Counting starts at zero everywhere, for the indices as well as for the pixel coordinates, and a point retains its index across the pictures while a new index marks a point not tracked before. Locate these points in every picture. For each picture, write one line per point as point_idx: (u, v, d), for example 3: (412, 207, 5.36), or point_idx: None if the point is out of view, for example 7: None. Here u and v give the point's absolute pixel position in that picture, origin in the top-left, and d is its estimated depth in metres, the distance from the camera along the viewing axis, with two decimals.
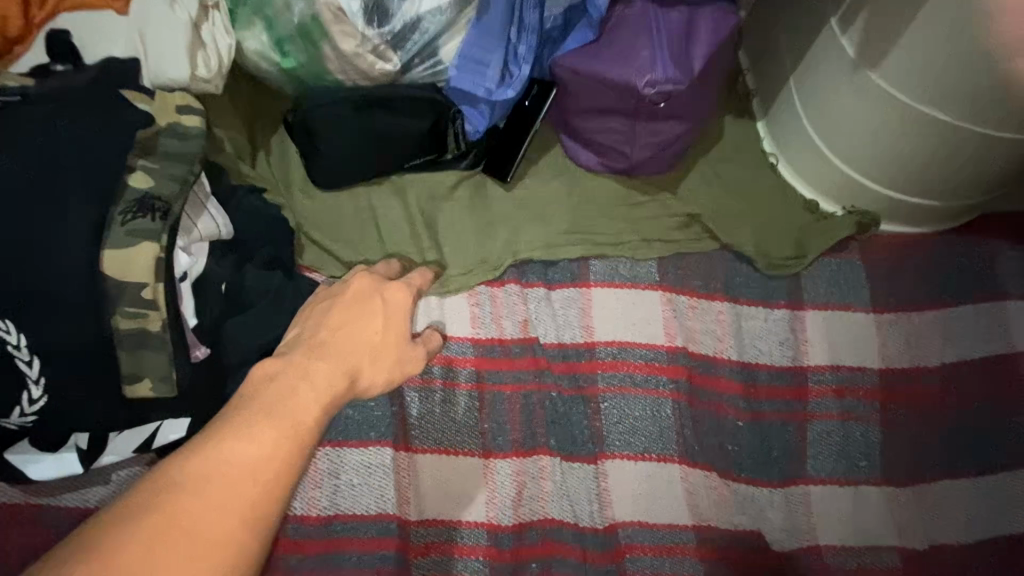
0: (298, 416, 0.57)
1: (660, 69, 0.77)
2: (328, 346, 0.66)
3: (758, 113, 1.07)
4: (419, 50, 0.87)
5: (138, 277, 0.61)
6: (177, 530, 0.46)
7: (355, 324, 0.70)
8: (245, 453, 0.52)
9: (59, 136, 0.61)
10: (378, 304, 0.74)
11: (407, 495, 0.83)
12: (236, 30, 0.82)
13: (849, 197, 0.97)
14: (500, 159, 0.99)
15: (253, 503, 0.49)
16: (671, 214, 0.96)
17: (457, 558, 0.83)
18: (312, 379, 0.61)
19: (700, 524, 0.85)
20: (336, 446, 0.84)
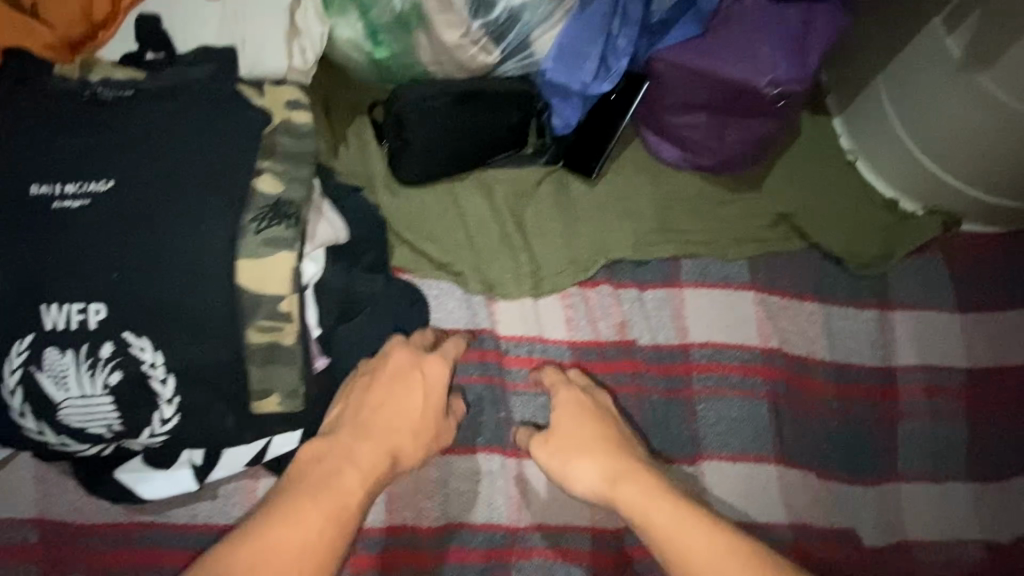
0: (342, 498, 0.57)
1: (783, 67, 0.78)
2: (369, 431, 0.63)
3: (832, 108, 1.05)
4: (516, 44, 0.83)
5: (274, 289, 0.57)
6: None
7: (393, 404, 0.66)
8: (289, 539, 0.53)
9: (185, 139, 0.56)
10: (418, 381, 0.68)
11: (517, 501, 0.83)
12: (329, 16, 0.77)
13: (931, 197, 0.98)
14: (585, 154, 0.96)
15: None
16: (760, 213, 0.96)
17: (565, 561, 0.83)
18: (357, 461, 0.61)
19: (796, 522, 0.86)
20: (443, 457, 0.83)
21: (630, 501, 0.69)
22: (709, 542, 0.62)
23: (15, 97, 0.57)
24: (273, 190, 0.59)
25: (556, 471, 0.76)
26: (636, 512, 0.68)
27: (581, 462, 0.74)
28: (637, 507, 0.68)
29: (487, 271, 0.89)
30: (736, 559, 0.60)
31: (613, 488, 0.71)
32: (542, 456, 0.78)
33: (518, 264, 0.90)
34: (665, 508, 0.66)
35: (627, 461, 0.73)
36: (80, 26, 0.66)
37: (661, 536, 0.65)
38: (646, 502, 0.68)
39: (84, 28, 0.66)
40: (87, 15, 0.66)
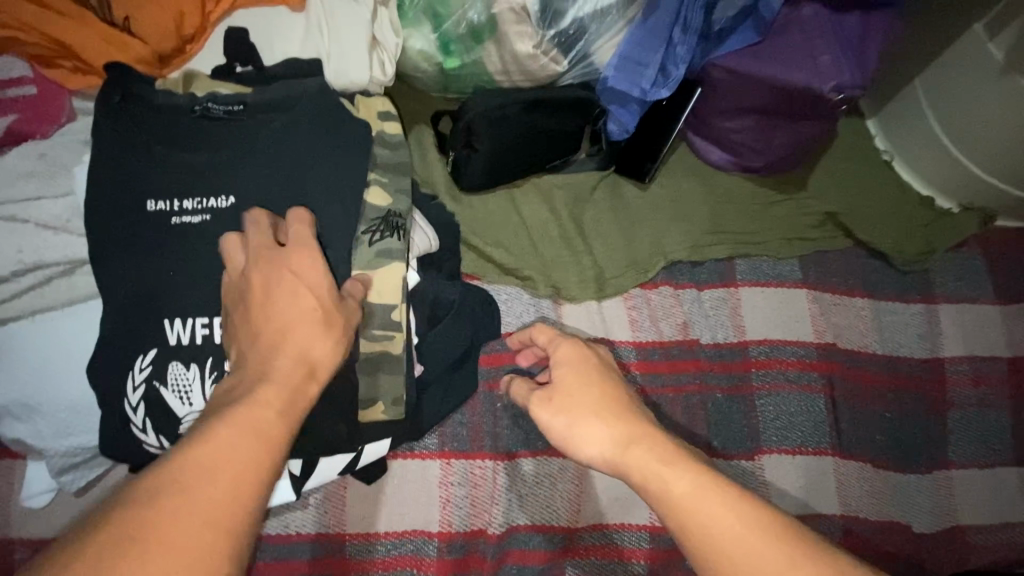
0: (259, 416, 0.45)
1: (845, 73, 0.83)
2: (272, 348, 0.49)
3: (866, 111, 1.10)
4: (581, 53, 0.85)
5: (388, 300, 0.62)
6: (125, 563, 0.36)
7: (281, 304, 0.51)
8: (194, 466, 0.40)
9: (303, 158, 0.60)
10: (317, 289, 0.52)
11: (578, 501, 0.79)
12: (403, 28, 0.78)
13: (967, 195, 1.02)
14: (638, 160, 0.98)
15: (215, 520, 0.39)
16: (808, 213, 1.00)
17: (621, 562, 0.79)
18: (270, 374, 0.47)
19: (850, 514, 0.88)
20: (509, 460, 0.79)
21: (645, 466, 0.54)
22: (743, 528, 0.47)
23: (129, 116, 0.59)
24: (382, 202, 0.64)
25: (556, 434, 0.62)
26: (646, 484, 0.53)
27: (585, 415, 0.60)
28: (656, 488, 0.52)
29: (550, 275, 0.91)
30: (775, 538, 0.46)
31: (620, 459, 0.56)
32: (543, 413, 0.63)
33: (582, 268, 0.92)
34: (686, 481, 0.51)
35: (643, 429, 0.57)
36: (172, 41, 0.66)
37: (678, 517, 0.50)
38: (662, 469, 0.53)
39: (175, 43, 0.67)
40: (177, 27, 0.66)
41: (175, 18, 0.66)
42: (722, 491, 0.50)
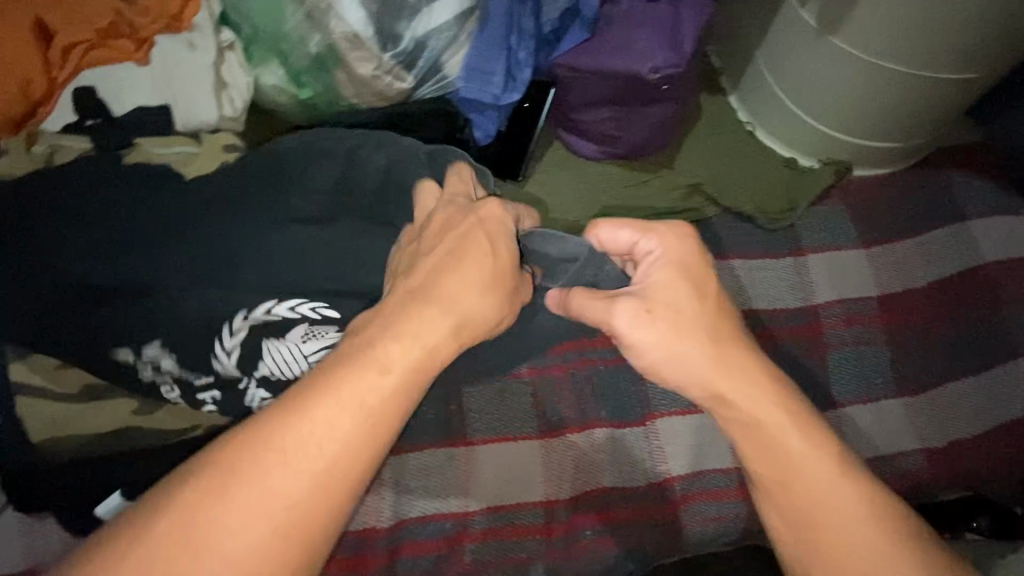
0: (400, 375, 0.55)
1: (658, 55, 0.88)
2: (427, 308, 0.59)
3: (728, 88, 1.19)
4: (428, 67, 0.91)
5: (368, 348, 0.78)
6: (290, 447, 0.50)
7: (452, 279, 0.61)
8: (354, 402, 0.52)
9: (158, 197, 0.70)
10: (478, 263, 0.62)
11: (467, 485, 0.83)
12: (252, 66, 0.85)
13: (824, 151, 1.10)
14: (508, 160, 1.06)
15: (356, 451, 0.52)
16: (674, 187, 1.06)
17: (515, 540, 0.83)
18: (417, 331, 0.57)
19: (740, 465, 0.94)
20: (394, 455, 0.82)
21: (769, 422, 0.57)
22: (846, 501, 0.55)
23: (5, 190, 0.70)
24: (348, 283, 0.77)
25: (651, 353, 0.61)
26: (748, 441, 0.58)
27: (689, 349, 0.60)
28: (811, 475, 0.56)
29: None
30: (878, 529, 0.54)
31: (719, 399, 0.60)
32: (634, 335, 0.61)
33: None
34: (809, 448, 0.57)
35: (776, 401, 0.58)
36: (20, 105, 0.73)
37: (776, 478, 0.57)
38: (775, 431, 0.57)
39: (24, 106, 0.73)
40: (25, 94, 0.73)
41: (21, 84, 0.72)
42: (841, 464, 0.56)
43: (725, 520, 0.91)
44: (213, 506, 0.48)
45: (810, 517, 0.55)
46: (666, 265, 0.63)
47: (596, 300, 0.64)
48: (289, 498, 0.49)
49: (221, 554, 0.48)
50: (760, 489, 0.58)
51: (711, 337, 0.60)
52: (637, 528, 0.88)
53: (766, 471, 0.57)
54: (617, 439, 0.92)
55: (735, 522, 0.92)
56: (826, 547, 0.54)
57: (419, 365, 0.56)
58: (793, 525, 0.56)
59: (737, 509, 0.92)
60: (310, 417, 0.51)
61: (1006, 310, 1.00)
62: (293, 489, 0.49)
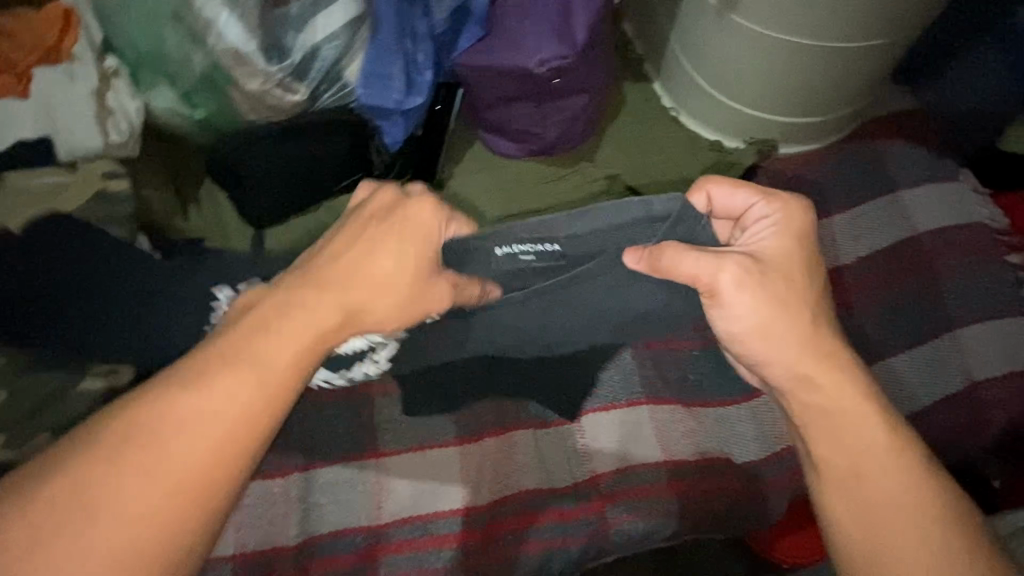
0: (272, 368, 0.56)
1: (544, 48, 0.87)
2: (314, 296, 0.60)
3: (652, 74, 1.17)
4: (323, 76, 0.90)
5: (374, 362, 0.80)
6: (160, 429, 0.52)
7: (350, 273, 0.62)
8: (223, 392, 0.54)
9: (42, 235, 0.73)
10: (373, 249, 0.63)
11: (378, 498, 0.84)
12: (141, 92, 0.85)
13: (748, 132, 1.07)
14: (426, 163, 1.06)
15: (220, 442, 0.53)
16: (593, 180, 1.05)
17: (432, 550, 0.83)
18: (298, 321, 0.59)
19: (670, 458, 0.92)
20: (303, 471, 0.84)
21: (840, 405, 0.62)
22: (903, 488, 0.59)
23: None
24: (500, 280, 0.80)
25: (736, 328, 0.65)
26: (821, 424, 0.63)
27: (778, 321, 0.63)
28: (882, 467, 0.60)
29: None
30: (926, 517, 0.57)
31: (806, 380, 0.64)
32: (731, 294, 0.63)
33: None
34: (882, 438, 0.61)
35: (853, 389, 0.63)
36: None
37: (847, 462, 0.61)
38: (853, 414, 0.62)
39: None
40: None
41: None
42: (895, 454, 0.60)
43: (657, 517, 0.89)
44: (114, 467, 0.51)
45: (866, 504, 0.59)
46: (780, 235, 0.65)
47: (705, 258, 0.63)
48: (183, 461, 0.52)
49: (112, 516, 0.49)
50: (825, 473, 0.62)
51: (789, 300, 0.63)
52: (561, 532, 0.87)
53: (835, 458, 0.62)
54: (540, 438, 0.91)
55: (669, 519, 0.89)
56: (882, 530, 0.58)
57: (297, 360, 0.58)
58: (850, 510, 0.60)
59: (668, 504, 0.89)
60: (215, 386, 0.54)
61: (943, 281, 0.98)
62: (194, 453, 0.52)
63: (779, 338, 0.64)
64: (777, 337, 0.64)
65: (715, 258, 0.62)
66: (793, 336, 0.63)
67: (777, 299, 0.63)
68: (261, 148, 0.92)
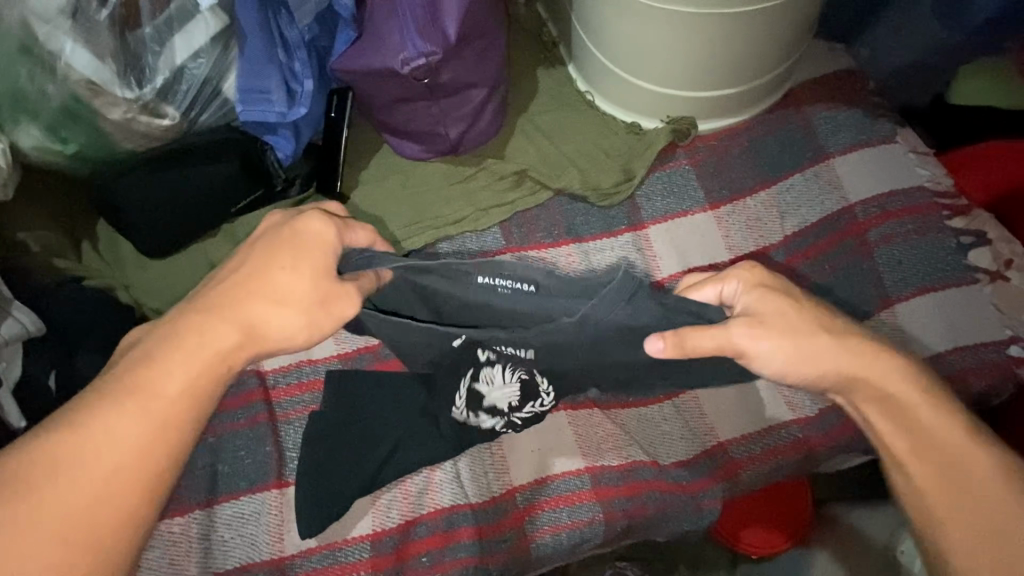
0: (168, 402, 0.55)
1: (410, 45, 0.82)
2: (200, 325, 0.58)
3: (566, 57, 1.09)
4: (194, 97, 0.86)
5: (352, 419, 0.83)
6: (60, 474, 0.51)
7: (241, 290, 0.60)
8: (119, 427, 0.53)
9: None
10: (261, 268, 0.61)
11: (280, 530, 0.79)
12: (5, 131, 0.82)
13: (663, 110, 1.00)
14: (327, 174, 0.99)
15: (123, 478, 0.53)
16: (500, 177, 1.00)
17: None
18: (191, 347, 0.58)
19: (593, 465, 0.86)
20: (204, 508, 0.80)
21: (920, 411, 0.63)
22: (1002, 488, 0.59)
23: None
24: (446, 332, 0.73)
25: (773, 366, 0.65)
26: (900, 429, 0.63)
27: (817, 348, 0.64)
28: (979, 475, 0.60)
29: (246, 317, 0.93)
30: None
31: (858, 383, 0.64)
32: (756, 348, 0.64)
33: None
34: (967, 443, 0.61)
35: (902, 378, 0.64)
36: None
37: (932, 466, 0.61)
38: (918, 410, 0.63)
39: None
40: None
41: None
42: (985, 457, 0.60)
43: (580, 527, 0.84)
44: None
45: (963, 504, 0.59)
46: (752, 290, 0.66)
47: (712, 335, 0.63)
48: (82, 500, 0.51)
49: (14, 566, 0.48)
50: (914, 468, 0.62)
51: (809, 346, 0.64)
52: (479, 552, 0.82)
53: (925, 459, 0.61)
54: (451, 461, 0.85)
55: (592, 527, 0.84)
56: (992, 530, 0.58)
57: (190, 392, 0.57)
58: (953, 518, 0.59)
59: (592, 513, 0.84)
60: (114, 421, 0.54)
61: (878, 255, 0.91)
62: (94, 491, 0.51)
63: (823, 364, 0.64)
64: (812, 365, 0.64)
65: (721, 331, 0.64)
66: (845, 357, 0.64)
67: (807, 353, 0.64)
68: (135, 181, 0.88)
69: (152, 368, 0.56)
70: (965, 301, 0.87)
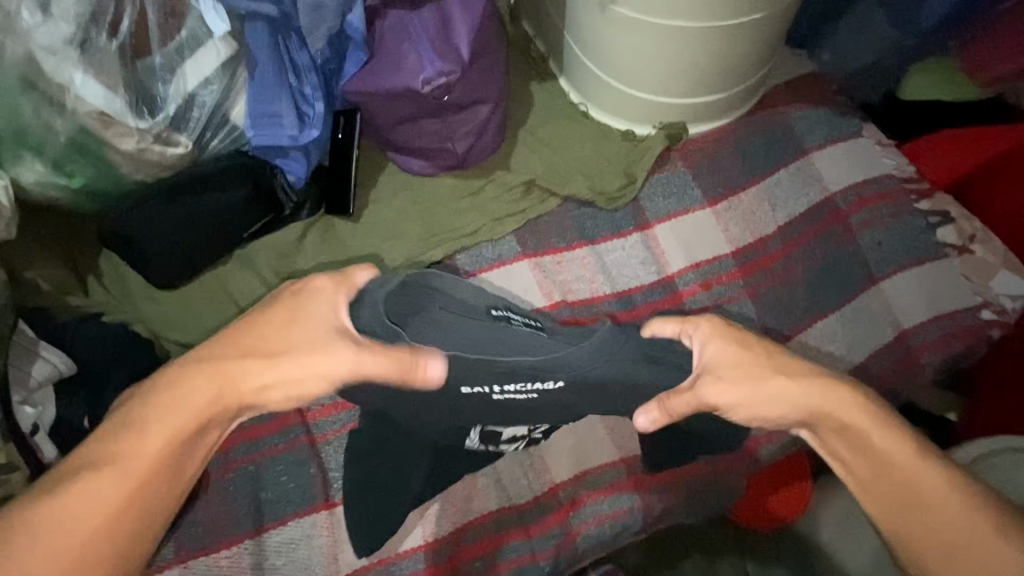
0: (144, 463, 0.58)
1: (428, 66, 0.85)
2: (189, 383, 0.61)
3: (556, 71, 1.14)
4: (205, 124, 0.86)
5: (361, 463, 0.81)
6: (38, 529, 0.55)
7: (241, 348, 0.63)
8: (96, 486, 0.57)
9: None
10: (269, 328, 0.64)
11: (334, 551, 0.80)
12: (6, 168, 0.79)
13: (656, 117, 1.07)
14: (337, 195, 1.00)
15: (91, 535, 0.56)
16: (509, 187, 1.04)
17: None
18: (178, 405, 0.60)
19: (627, 456, 0.91)
20: (253, 538, 0.79)
21: (875, 438, 0.67)
22: (958, 507, 0.63)
23: None
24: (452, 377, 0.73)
25: (738, 408, 0.70)
26: (857, 456, 0.68)
27: (780, 391, 0.69)
28: (936, 493, 0.64)
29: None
30: (987, 530, 0.62)
31: (821, 417, 0.69)
32: (718, 397, 0.70)
33: None
34: (923, 467, 0.65)
35: (860, 408, 0.68)
36: None
37: (891, 491, 0.66)
38: (869, 435, 0.67)
39: None
40: None
41: None
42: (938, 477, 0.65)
43: (621, 516, 0.88)
44: None
45: (919, 520, 0.64)
46: (712, 340, 0.73)
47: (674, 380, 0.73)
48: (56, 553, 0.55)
49: None
50: (870, 496, 0.67)
51: (774, 386, 0.69)
52: (529, 550, 0.85)
53: (880, 494, 0.66)
54: (491, 466, 0.87)
55: (632, 514, 0.88)
56: (948, 545, 0.63)
57: (166, 455, 0.60)
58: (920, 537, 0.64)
59: (630, 502, 0.88)
60: (93, 483, 0.57)
61: (860, 238, 1.00)
62: (60, 549, 0.55)
63: (785, 399, 0.69)
64: (779, 401, 0.69)
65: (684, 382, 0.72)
66: (810, 391, 0.69)
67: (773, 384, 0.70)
68: (147, 215, 0.86)
69: (138, 431, 0.59)
70: (938, 273, 0.98)
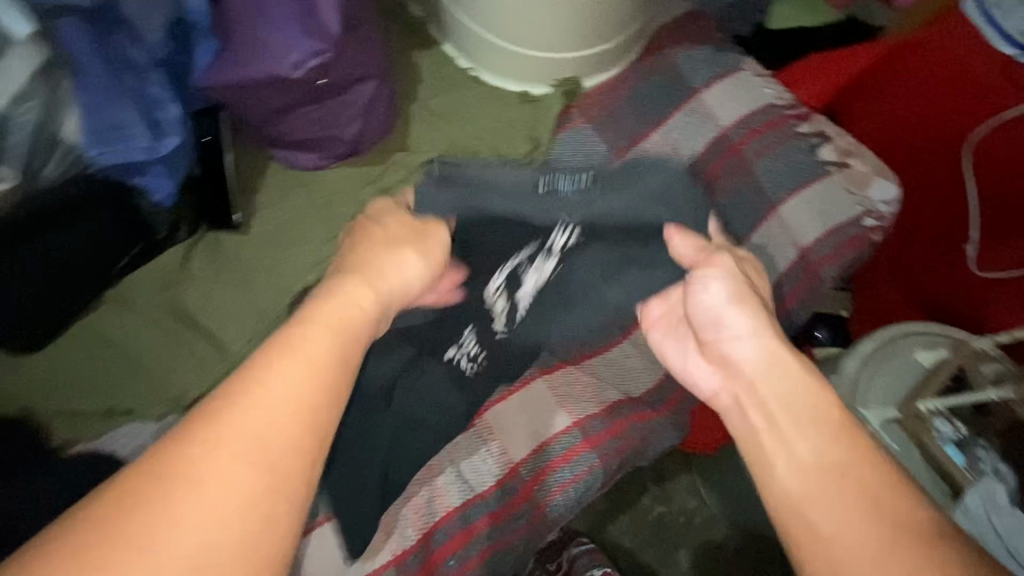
0: (313, 368, 0.53)
1: (296, 46, 0.76)
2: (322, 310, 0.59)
3: (438, 36, 1.07)
4: (31, 147, 0.71)
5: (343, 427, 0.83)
6: (200, 468, 0.46)
7: (378, 249, 0.69)
8: (261, 420, 0.49)
9: None
10: (388, 239, 0.71)
11: None
12: None
13: (548, 74, 1.05)
14: (216, 206, 0.89)
15: (282, 467, 0.48)
16: (412, 168, 0.98)
17: None
18: (328, 326, 0.57)
19: (580, 419, 0.91)
20: None
21: (818, 407, 0.59)
22: (863, 507, 0.53)
23: None
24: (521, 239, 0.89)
25: (712, 306, 0.67)
26: (768, 422, 0.61)
27: (742, 321, 0.65)
28: (833, 475, 0.55)
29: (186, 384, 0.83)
30: (886, 544, 0.51)
31: (759, 381, 0.63)
32: (699, 293, 0.68)
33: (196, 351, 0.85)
34: (848, 446, 0.56)
35: (819, 388, 0.60)
36: None
37: (805, 468, 0.56)
38: (811, 401, 0.60)
39: None
40: None
41: None
42: (866, 467, 0.55)
43: (586, 477, 0.89)
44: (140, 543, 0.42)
45: (817, 506, 0.54)
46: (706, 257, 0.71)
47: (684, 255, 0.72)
48: (233, 517, 0.45)
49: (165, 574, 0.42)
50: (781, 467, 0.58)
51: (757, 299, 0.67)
52: (501, 533, 0.85)
53: (784, 472, 0.57)
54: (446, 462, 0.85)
55: (595, 473, 0.89)
56: (820, 532, 0.53)
57: (337, 361, 0.55)
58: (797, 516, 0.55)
59: (591, 461, 0.89)
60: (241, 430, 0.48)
61: (757, 167, 1.05)
62: (238, 489, 0.46)
63: (746, 324, 0.65)
64: (741, 325, 0.65)
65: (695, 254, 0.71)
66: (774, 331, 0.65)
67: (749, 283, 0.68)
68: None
69: (300, 328, 0.56)
70: (828, 191, 1.05)
